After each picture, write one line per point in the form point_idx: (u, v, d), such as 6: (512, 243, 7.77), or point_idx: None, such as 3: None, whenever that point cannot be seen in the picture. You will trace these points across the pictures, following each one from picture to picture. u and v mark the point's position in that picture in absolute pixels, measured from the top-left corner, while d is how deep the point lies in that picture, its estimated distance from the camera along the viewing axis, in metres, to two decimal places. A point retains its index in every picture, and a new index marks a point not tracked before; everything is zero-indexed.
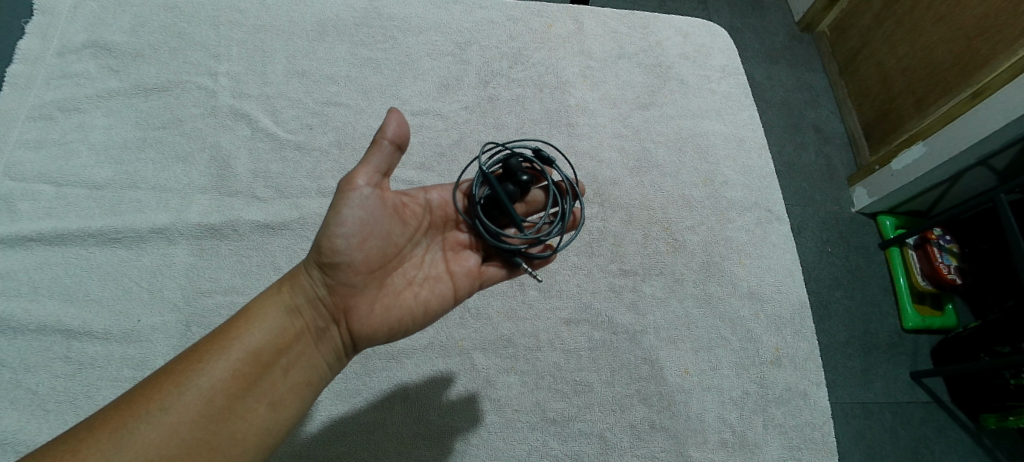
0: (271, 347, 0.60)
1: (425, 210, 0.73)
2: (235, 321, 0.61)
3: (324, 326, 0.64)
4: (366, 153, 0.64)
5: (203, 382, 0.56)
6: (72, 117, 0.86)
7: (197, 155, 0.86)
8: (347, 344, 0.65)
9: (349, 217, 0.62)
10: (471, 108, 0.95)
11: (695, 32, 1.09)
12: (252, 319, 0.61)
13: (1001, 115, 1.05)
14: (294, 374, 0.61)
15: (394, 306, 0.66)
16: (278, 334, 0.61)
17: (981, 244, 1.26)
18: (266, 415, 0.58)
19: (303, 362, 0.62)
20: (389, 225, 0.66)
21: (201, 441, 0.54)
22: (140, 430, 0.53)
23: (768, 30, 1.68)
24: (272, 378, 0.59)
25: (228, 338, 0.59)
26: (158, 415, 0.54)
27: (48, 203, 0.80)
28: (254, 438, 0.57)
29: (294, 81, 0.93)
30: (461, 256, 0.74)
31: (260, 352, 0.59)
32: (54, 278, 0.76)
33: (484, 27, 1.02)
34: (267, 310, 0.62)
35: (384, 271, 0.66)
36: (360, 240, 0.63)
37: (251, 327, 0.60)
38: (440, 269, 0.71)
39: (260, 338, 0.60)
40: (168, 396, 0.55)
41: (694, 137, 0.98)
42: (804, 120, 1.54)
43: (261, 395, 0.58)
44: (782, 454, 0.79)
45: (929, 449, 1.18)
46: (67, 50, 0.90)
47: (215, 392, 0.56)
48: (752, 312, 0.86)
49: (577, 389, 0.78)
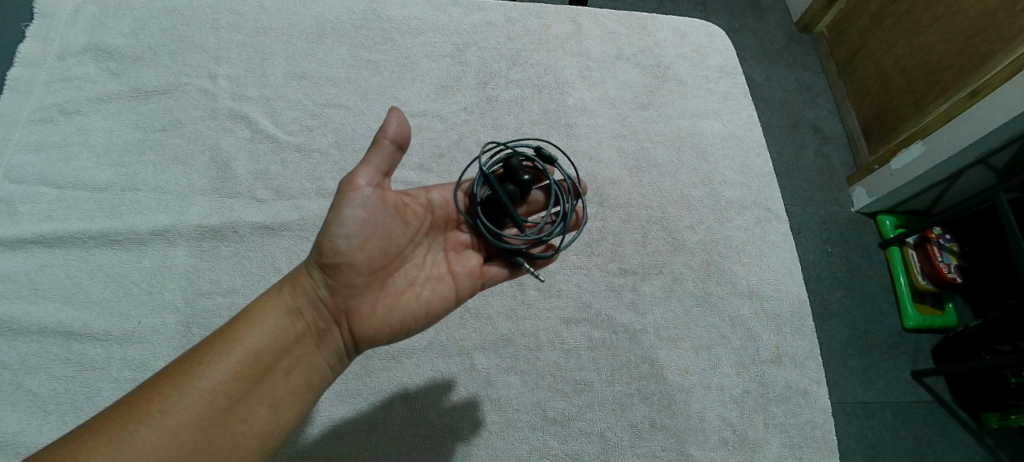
0: (271, 349, 0.60)
1: (426, 209, 0.74)
2: (236, 323, 0.61)
3: (325, 328, 0.64)
4: (367, 153, 0.64)
5: (204, 384, 0.56)
6: (73, 121, 0.86)
7: (197, 157, 0.86)
8: (348, 346, 0.65)
9: (350, 218, 0.62)
10: (471, 109, 0.96)
11: (694, 32, 1.09)
12: (252, 320, 0.61)
13: (1000, 113, 1.05)
14: (295, 377, 0.61)
15: (396, 307, 0.66)
16: (279, 335, 0.61)
17: (981, 243, 1.26)
18: (266, 417, 0.58)
19: (303, 364, 0.62)
20: (390, 226, 0.66)
21: (202, 444, 0.54)
22: (140, 432, 0.53)
23: (767, 30, 1.68)
24: (272, 380, 0.59)
25: (228, 341, 0.59)
26: (158, 418, 0.54)
27: (49, 206, 0.80)
28: (254, 441, 0.57)
29: (294, 83, 0.93)
30: (463, 256, 0.74)
31: (260, 354, 0.59)
32: (55, 281, 0.76)
33: (482, 28, 1.02)
34: (267, 310, 0.62)
35: (385, 272, 0.66)
36: (361, 241, 0.63)
37: (252, 329, 0.60)
38: (442, 270, 0.71)
39: (261, 340, 0.60)
40: (168, 398, 0.55)
41: (693, 137, 0.98)
42: (803, 120, 1.54)
43: (261, 397, 0.58)
44: (783, 453, 0.79)
45: (931, 448, 1.18)
46: (67, 53, 0.91)
47: (216, 395, 0.56)
48: (752, 310, 0.86)
49: (578, 389, 0.78)
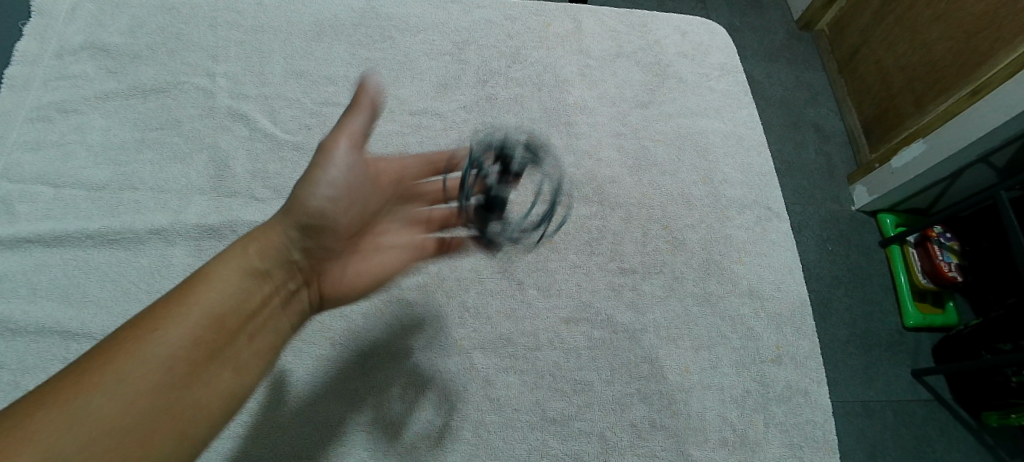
0: (234, 310, 0.60)
1: (391, 176, 0.76)
2: (191, 285, 0.59)
3: (292, 289, 0.66)
4: (347, 112, 0.66)
5: (162, 346, 0.54)
6: (71, 119, 0.86)
7: (196, 155, 0.86)
8: (310, 306, 0.69)
9: (328, 179, 0.65)
10: (470, 107, 0.95)
11: (694, 30, 1.09)
12: (211, 282, 0.60)
13: (1000, 112, 1.04)
14: (261, 338, 0.62)
15: (362, 270, 0.72)
16: (241, 298, 0.61)
17: (982, 241, 1.26)
18: (232, 380, 0.57)
19: (269, 327, 0.63)
20: (364, 190, 0.70)
21: (165, 410, 0.52)
22: (90, 400, 0.49)
23: (767, 28, 1.67)
24: (239, 341, 0.59)
25: (186, 303, 0.57)
26: (110, 384, 0.50)
27: (47, 205, 0.80)
28: (219, 405, 0.56)
29: (292, 81, 0.93)
30: (415, 224, 0.79)
31: (224, 315, 0.59)
32: (53, 280, 0.76)
33: (482, 26, 1.02)
34: (230, 271, 0.61)
35: (349, 234, 0.70)
36: (338, 202, 0.67)
37: (211, 290, 0.59)
38: (399, 237, 0.76)
39: (222, 302, 0.59)
40: (120, 364, 0.51)
41: (693, 135, 0.98)
42: (804, 118, 1.53)
43: (227, 359, 0.57)
44: (784, 453, 0.78)
45: (931, 446, 1.18)
46: (65, 52, 0.90)
47: (177, 358, 0.54)
48: (752, 310, 0.86)
49: (578, 388, 0.78)
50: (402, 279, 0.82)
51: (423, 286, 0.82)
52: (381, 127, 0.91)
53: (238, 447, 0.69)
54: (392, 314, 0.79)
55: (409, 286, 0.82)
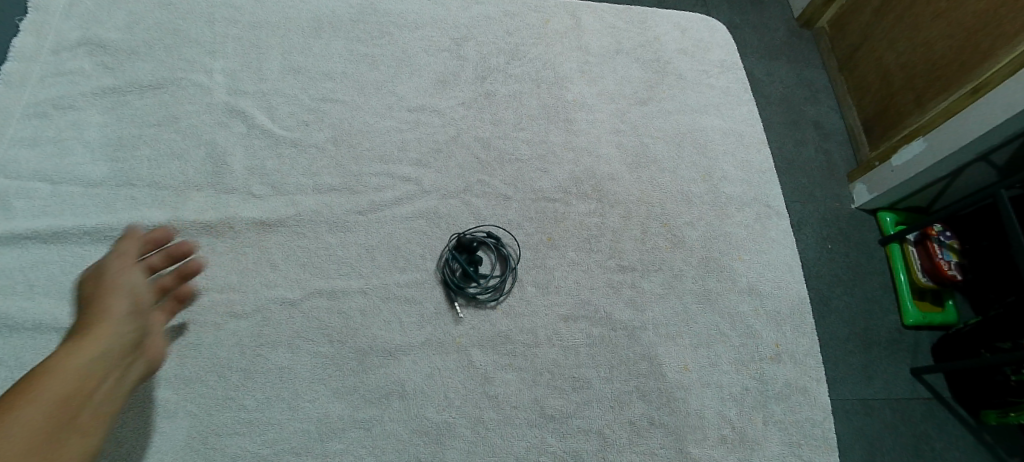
0: (79, 386, 0.59)
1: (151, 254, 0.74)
2: (26, 380, 0.57)
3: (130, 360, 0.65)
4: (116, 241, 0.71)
5: (13, 431, 0.53)
6: (68, 115, 0.85)
7: (193, 152, 0.85)
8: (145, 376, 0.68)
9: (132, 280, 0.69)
10: (469, 104, 0.95)
11: (694, 26, 1.08)
12: (45, 371, 0.58)
13: (1001, 110, 1.04)
14: (110, 402, 0.62)
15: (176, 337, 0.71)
16: (84, 374, 0.60)
17: (981, 240, 1.26)
18: (85, 443, 0.58)
19: (113, 387, 0.62)
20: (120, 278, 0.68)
21: None
22: None
23: (768, 25, 1.67)
24: (88, 409, 0.59)
25: (25, 393, 0.56)
26: None
27: (43, 202, 0.79)
28: None
29: (290, 77, 0.92)
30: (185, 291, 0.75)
31: (70, 393, 0.58)
32: (50, 277, 0.76)
33: (481, 22, 1.01)
34: (58, 354, 0.61)
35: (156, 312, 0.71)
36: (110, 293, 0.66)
37: (48, 377, 0.58)
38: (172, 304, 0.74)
39: (66, 382, 0.58)
40: None
41: (693, 133, 0.98)
42: (804, 116, 1.53)
43: (78, 428, 0.58)
44: (782, 451, 0.78)
45: (930, 444, 1.18)
46: (61, 48, 0.90)
47: (30, 438, 0.53)
48: (751, 308, 0.86)
49: (576, 386, 0.78)
50: (401, 276, 0.82)
51: (422, 283, 0.82)
52: (380, 124, 0.91)
53: (236, 443, 0.69)
54: (391, 311, 0.79)
55: (407, 283, 0.81)
